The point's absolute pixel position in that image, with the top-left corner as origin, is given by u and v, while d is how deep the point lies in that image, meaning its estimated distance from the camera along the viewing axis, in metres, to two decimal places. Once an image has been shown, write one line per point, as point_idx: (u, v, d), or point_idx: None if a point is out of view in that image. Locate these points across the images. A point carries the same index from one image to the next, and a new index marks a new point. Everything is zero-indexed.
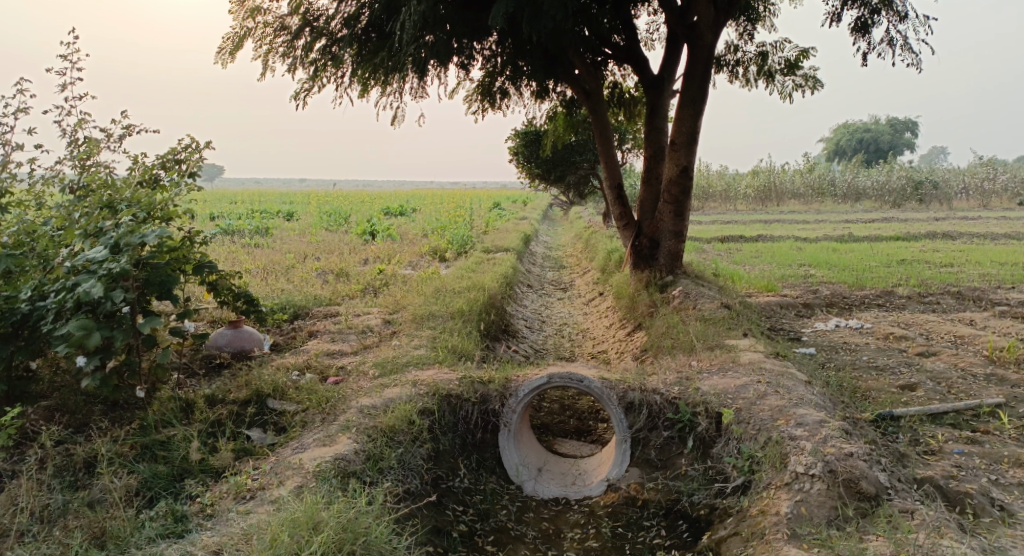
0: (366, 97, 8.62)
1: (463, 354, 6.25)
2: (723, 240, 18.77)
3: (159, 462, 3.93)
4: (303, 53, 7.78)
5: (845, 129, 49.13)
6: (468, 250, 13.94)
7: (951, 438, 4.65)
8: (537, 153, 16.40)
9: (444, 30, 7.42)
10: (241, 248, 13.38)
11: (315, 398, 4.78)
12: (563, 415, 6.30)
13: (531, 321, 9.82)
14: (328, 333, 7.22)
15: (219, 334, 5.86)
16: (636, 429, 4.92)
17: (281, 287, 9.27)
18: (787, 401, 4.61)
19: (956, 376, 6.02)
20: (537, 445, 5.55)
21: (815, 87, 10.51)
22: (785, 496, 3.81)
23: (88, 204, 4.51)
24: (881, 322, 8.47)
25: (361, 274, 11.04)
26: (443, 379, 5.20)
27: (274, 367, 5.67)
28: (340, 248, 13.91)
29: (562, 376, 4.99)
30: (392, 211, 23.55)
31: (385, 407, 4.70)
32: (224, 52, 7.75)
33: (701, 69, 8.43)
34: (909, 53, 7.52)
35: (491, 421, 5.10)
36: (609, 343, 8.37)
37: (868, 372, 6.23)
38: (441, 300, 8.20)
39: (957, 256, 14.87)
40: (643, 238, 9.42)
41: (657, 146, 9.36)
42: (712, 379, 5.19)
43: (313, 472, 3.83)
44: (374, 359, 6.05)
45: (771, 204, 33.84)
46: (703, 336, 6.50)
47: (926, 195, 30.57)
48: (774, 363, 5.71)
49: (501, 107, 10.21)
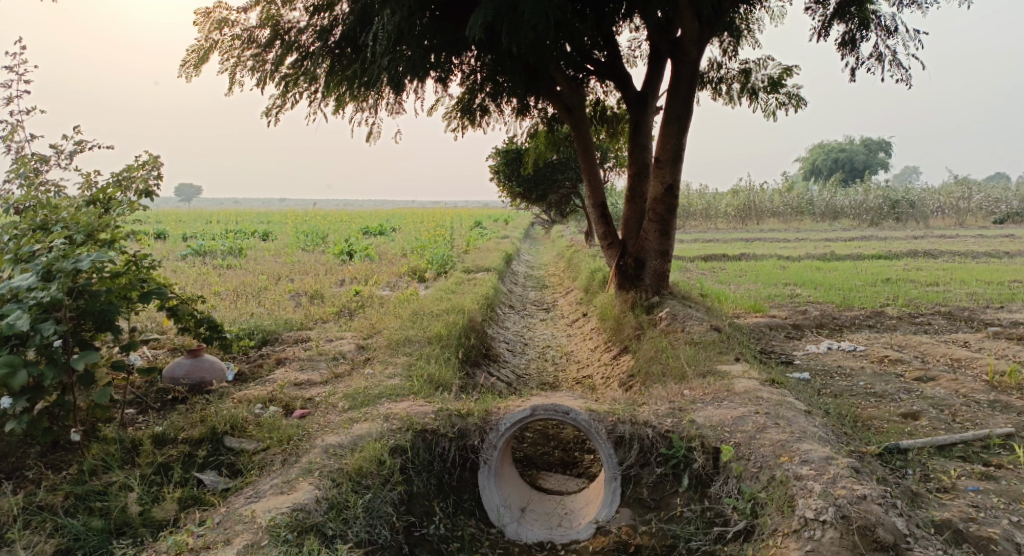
0: (340, 113, 8.28)
1: (440, 384, 5.86)
2: (706, 259, 18.56)
3: (95, 514, 3.54)
4: (273, 66, 7.42)
5: (822, 148, 49.56)
6: (448, 270, 13.58)
7: (963, 473, 4.34)
8: (518, 172, 16.04)
9: (419, 45, 7.14)
10: (212, 269, 12.93)
11: (277, 435, 4.38)
12: (547, 446, 5.92)
13: (513, 343, 9.46)
14: (297, 360, 6.80)
15: (177, 364, 5.42)
16: (626, 466, 4.54)
17: (251, 310, 8.85)
18: (789, 435, 4.28)
19: (958, 403, 5.73)
20: (519, 481, 5.17)
21: (799, 105, 10.33)
22: (794, 545, 3.52)
23: (19, 226, 4.13)
24: (874, 344, 8.20)
25: (336, 295, 10.64)
26: (417, 412, 4.82)
27: (236, 401, 5.27)
28: (316, 268, 13.50)
29: (547, 407, 4.61)
30: (371, 229, 23.15)
31: (353, 446, 4.30)
32: (188, 66, 7.38)
33: (686, 86, 8.17)
34: (899, 68, 7.32)
35: (470, 458, 4.70)
36: (594, 368, 8.04)
37: (867, 400, 5.93)
38: (419, 323, 7.81)
39: (941, 275, 14.74)
40: (628, 258, 9.11)
41: (640, 163, 9.08)
42: (707, 410, 4.83)
43: (266, 526, 3.46)
44: (344, 390, 5.65)
45: (751, 222, 33.81)
46: (694, 362, 6.17)
47: (903, 213, 30.75)
48: (770, 391, 5.38)
49: (481, 124, 9.93)
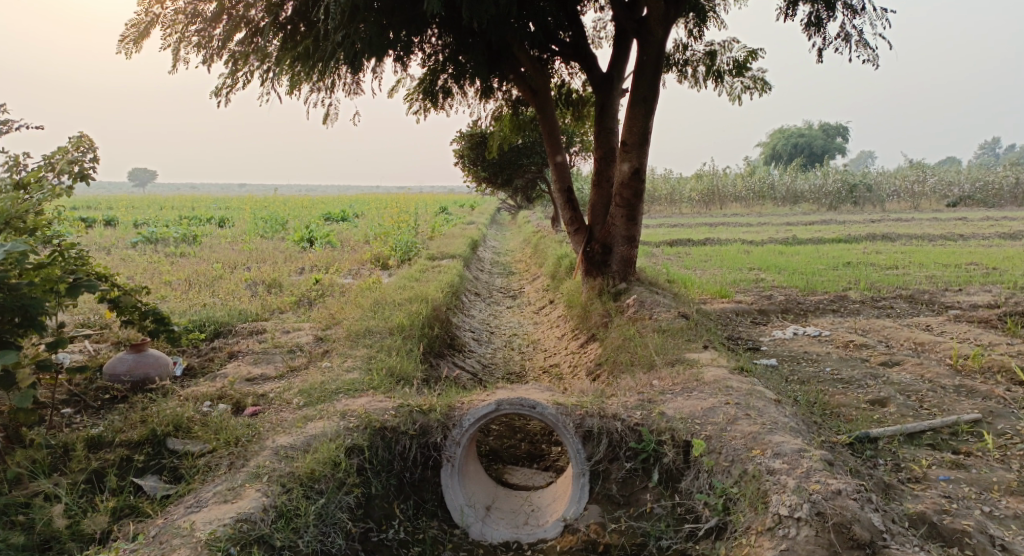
0: (295, 93, 7.93)
1: (402, 377, 5.64)
2: (670, 244, 18.52)
3: (18, 528, 3.37)
4: (221, 43, 7.04)
5: (782, 133, 50.01)
6: (412, 257, 13.31)
7: (935, 462, 4.28)
8: (482, 156, 15.77)
9: (377, 22, 6.87)
10: (165, 258, 12.47)
11: (223, 437, 4.28)
12: (514, 439, 5.76)
13: (478, 332, 9.27)
14: (250, 354, 6.52)
15: (120, 360, 5.37)
16: (595, 462, 4.39)
17: (204, 301, 8.50)
18: (761, 427, 4.17)
19: (925, 389, 5.69)
20: (485, 478, 5.00)
21: (763, 89, 10.25)
22: (768, 544, 3.42)
23: None
24: (839, 328, 8.18)
25: (295, 283, 10.31)
26: (375, 409, 4.62)
27: (182, 399, 5.10)
28: (275, 256, 13.12)
29: (512, 401, 4.43)
30: (332, 216, 22.65)
31: (306, 447, 4.10)
32: (128, 41, 6.96)
33: (652, 67, 8.00)
34: (865, 49, 7.25)
35: (433, 456, 4.51)
36: (561, 356, 7.89)
37: (834, 386, 5.87)
38: (380, 313, 7.55)
39: (899, 258, 14.93)
40: (595, 244, 8.95)
41: (606, 147, 8.92)
42: (676, 401, 4.70)
43: (205, 541, 3.27)
44: (300, 386, 5.41)
45: (714, 207, 33.98)
46: (662, 351, 6.06)
47: (860, 197, 31.25)
48: (740, 379, 5.27)
49: (444, 107, 9.65)
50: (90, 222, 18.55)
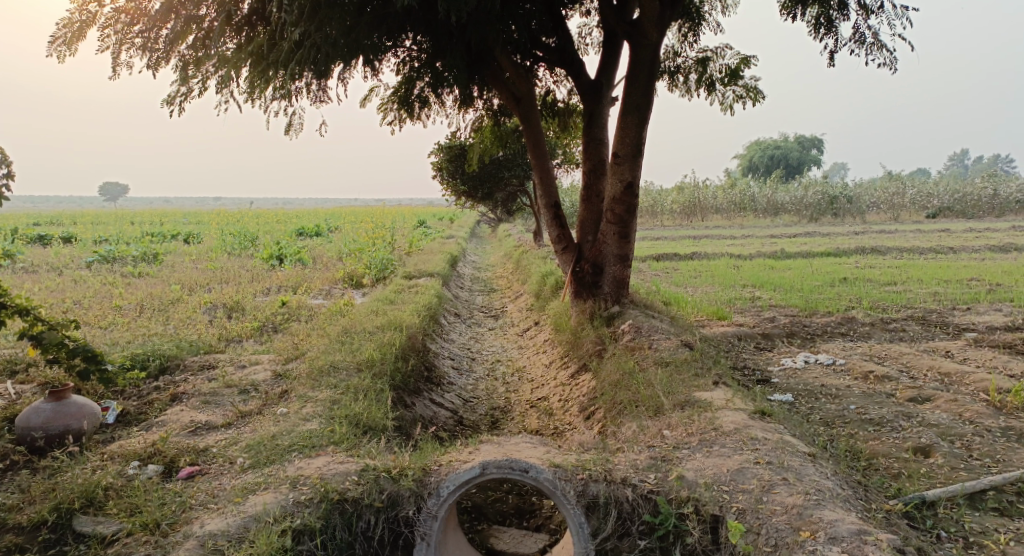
0: (254, 98, 7.13)
1: (369, 426, 4.82)
2: (657, 259, 17.78)
3: None
4: (166, 46, 6.20)
5: (758, 146, 49.73)
6: (388, 275, 12.48)
7: (1011, 536, 3.59)
8: (462, 169, 14.98)
9: (341, 24, 6.13)
10: (120, 279, 11.53)
11: (141, 517, 3.62)
12: (500, 491, 4.97)
13: (458, 359, 8.44)
14: (196, 396, 5.63)
15: (35, 411, 4.54)
16: (602, 539, 3.69)
17: (153, 329, 7.60)
18: (804, 498, 3.51)
19: (971, 432, 4.97)
20: (466, 548, 4.23)
21: (756, 99, 9.63)
22: None
23: None
24: (852, 355, 7.47)
25: (259, 306, 9.42)
26: (334, 473, 3.91)
27: (105, 460, 4.30)
28: (241, 275, 12.20)
29: (500, 465, 3.70)
30: (306, 230, 21.69)
31: (242, 535, 3.51)
32: (59, 43, 6.10)
33: (646, 74, 7.30)
34: (882, 51, 6.62)
35: (404, 532, 3.84)
36: (550, 388, 7.11)
37: (866, 429, 5.15)
38: (348, 344, 6.69)
39: (895, 273, 14.33)
40: (584, 264, 8.17)
41: (596, 160, 8.19)
42: (694, 459, 3.98)
43: None
44: (248, 438, 4.57)
45: (695, 219, 33.36)
46: (669, 390, 5.31)
47: (841, 209, 30.86)
48: (762, 427, 4.53)
49: (420, 117, 8.88)
50: (47, 239, 17.43)
